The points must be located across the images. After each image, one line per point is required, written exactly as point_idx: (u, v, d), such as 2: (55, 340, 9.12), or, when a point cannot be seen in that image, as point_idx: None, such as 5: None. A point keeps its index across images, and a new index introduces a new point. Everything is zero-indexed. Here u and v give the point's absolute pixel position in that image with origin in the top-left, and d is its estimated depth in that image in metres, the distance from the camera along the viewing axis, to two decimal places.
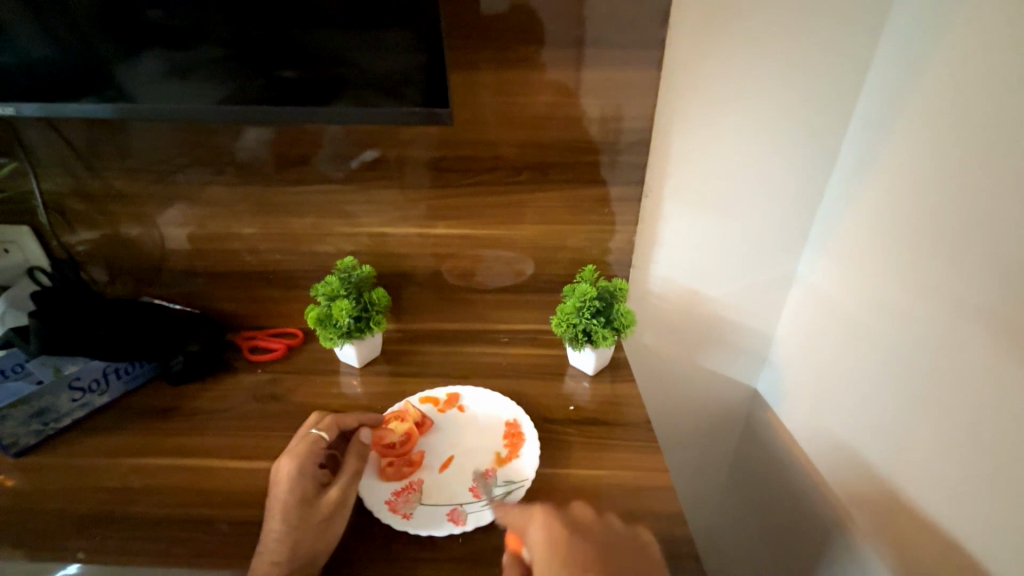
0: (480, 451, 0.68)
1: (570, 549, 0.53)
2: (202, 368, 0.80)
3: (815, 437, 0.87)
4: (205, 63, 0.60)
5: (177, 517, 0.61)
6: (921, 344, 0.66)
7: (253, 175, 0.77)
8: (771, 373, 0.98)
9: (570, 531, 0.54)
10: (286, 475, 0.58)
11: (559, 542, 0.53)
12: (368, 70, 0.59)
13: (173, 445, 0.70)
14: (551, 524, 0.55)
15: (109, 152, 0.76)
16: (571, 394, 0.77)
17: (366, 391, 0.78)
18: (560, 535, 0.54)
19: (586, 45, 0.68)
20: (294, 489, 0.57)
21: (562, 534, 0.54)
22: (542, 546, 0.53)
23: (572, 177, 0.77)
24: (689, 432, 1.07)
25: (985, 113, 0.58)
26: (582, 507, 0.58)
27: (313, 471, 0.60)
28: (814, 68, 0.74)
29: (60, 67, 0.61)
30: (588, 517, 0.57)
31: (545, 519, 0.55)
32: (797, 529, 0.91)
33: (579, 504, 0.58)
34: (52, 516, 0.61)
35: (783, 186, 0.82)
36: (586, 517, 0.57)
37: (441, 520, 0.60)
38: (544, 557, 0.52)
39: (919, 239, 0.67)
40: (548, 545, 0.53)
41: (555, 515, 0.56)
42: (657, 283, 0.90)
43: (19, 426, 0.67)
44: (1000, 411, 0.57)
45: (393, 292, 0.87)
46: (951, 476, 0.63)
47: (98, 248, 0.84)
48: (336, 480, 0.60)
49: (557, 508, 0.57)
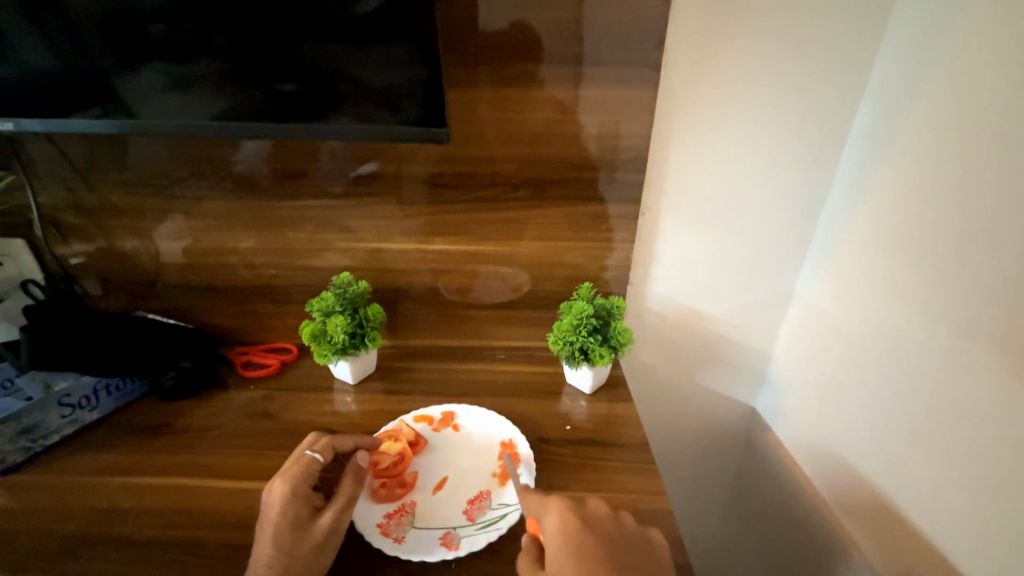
0: (474, 472, 0.67)
1: (582, 540, 0.53)
2: (194, 384, 0.79)
3: (815, 455, 0.85)
4: (204, 77, 0.60)
5: (165, 538, 0.60)
6: (921, 360, 0.65)
7: (250, 189, 0.77)
8: (770, 390, 0.97)
9: (584, 523, 0.55)
10: (279, 499, 0.57)
11: (572, 533, 0.53)
12: (368, 85, 0.59)
13: (163, 463, 0.69)
14: (565, 516, 0.55)
15: (106, 165, 0.76)
16: (568, 413, 0.76)
17: (360, 408, 0.77)
18: (572, 527, 0.54)
19: (583, 64, 0.68)
20: (286, 513, 0.56)
21: (574, 527, 0.54)
22: (555, 534, 0.54)
23: (571, 194, 0.76)
24: (687, 450, 1.06)
25: (984, 127, 0.58)
26: (598, 503, 0.58)
27: (306, 494, 0.58)
28: (812, 86, 0.74)
29: (59, 81, 0.60)
30: (603, 513, 0.57)
31: (560, 509, 0.56)
32: (796, 545, 0.89)
33: (595, 499, 0.58)
34: (38, 537, 0.60)
35: (781, 203, 0.82)
36: (601, 512, 0.57)
37: (433, 544, 0.58)
38: (555, 545, 0.53)
39: (917, 255, 0.66)
40: (560, 537, 0.53)
41: (571, 509, 0.56)
42: (655, 300, 0.89)
43: (6, 443, 0.66)
44: (1002, 427, 0.56)
45: (389, 308, 0.86)
46: (952, 496, 0.62)
47: (92, 260, 0.84)
48: (330, 504, 0.58)
49: (574, 502, 0.57)
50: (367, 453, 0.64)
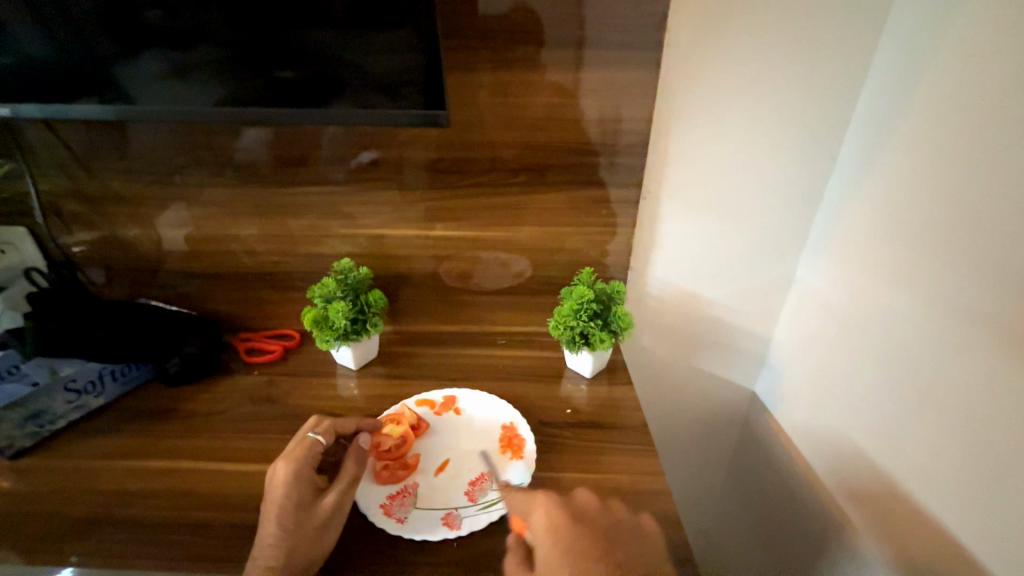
0: (476, 455, 0.68)
1: (572, 538, 0.54)
2: (198, 369, 0.79)
3: (813, 438, 0.86)
4: (204, 64, 0.60)
5: (173, 519, 0.61)
6: (922, 344, 0.65)
7: (251, 176, 0.77)
8: (769, 376, 0.98)
9: (573, 519, 0.55)
10: (282, 480, 0.58)
11: (561, 530, 0.54)
12: (367, 70, 0.59)
13: (169, 447, 0.69)
14: (554, 512, 0.56)
15: (108, 153, 0.76)
16: (569, 396, 0.77)
17: (363, 393, 0.78)
18: (562, 523, 0.55)
19: (584, 48, 0.67)
20: (290, 494, 0.57)
21: (563, 523, 0.55)
22: (544, 532, 0.55)
23: (571, 179, 0.76)
24: (687, 435, 1.07)
25: (987, 112, 0.58)
26: (584, 494, 0.58)
27: (310, 476, 0.59)
28: (814, 68, 0.73)
29: (59, 68, 0.60)
30: (591, 504, 0.58)
31: (546, 507, 0.57)
32: (793, 525, 0.91)
33: (580, 491, 0.59)
34: (47, 519, 0.61)
35: (781, 187, 0.82)
36: (588, 505, 0.58)
37: (436, 524, 0.59)
38: (545, 541, 0.54)
39: (918, 240, 0.66)
40: (549, 534, 0.54)
41: (557, 504, 0.57)
42: (654, 285, 0.90)
43: (14, 427, 0.67)
44: (999, 409, 0.56)
45: (390, 294, 0.87)
46: (946, 478, 0.63)
47: (95, 249, 0.84)
48: (334, 485, 0.59)
49: (560, 495, 0.58)
50: (368, 435, 0.65)
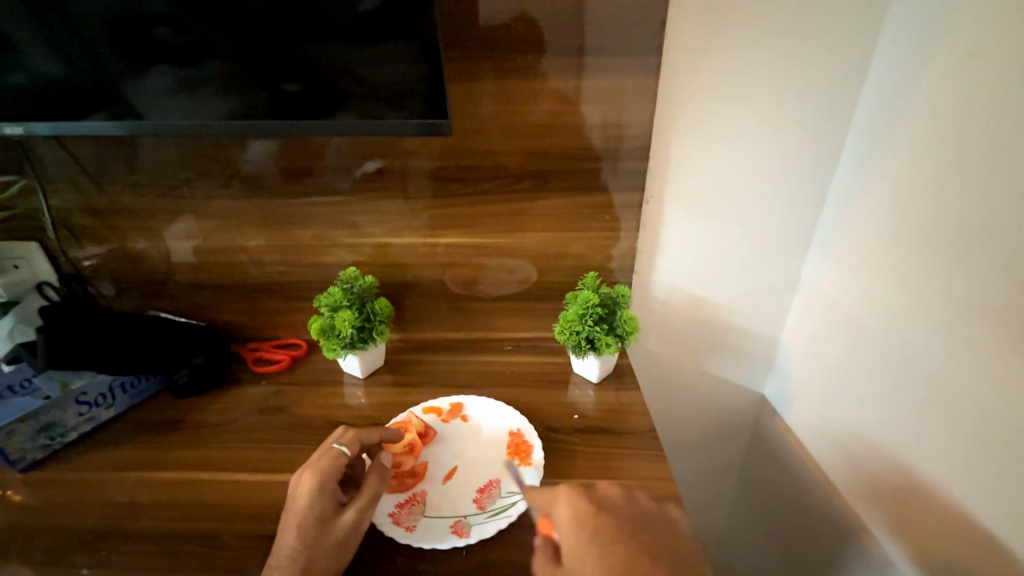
0: (483, 462, 0.68)
1: (599, 529, 0.53)
2: (207, 380, 0.80)
3: (823, 440, 0.85)
4: (210, 79, 0.61)
5: (183, 530, 0.61)
6: (928, 345, 0.65)
7: (258, 187, 0.78)
8: (777, 378, 0.97)
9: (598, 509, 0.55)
10: (307, 492, 0.58)
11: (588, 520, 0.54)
12: (371, 82, 0.60)
13: (178, 458, 0.70)
14: (577, 503, 0.56)
15: (116, 168, 0.77)
16: (576, 402, 0.76)
17: (370, 401, 0.78)
18: (587, 512, 0.55)
19: (585, 54, 0.68)
20: (314, 507, 0.57)
21: (589, 513, 0.54)
22: (570, 523, 0.54)
23: (574, 185, 0.77)
24: (696, 439, 1.06)
25: (987, 110, 0.57)
26: (607, 485, 0.58)
27: (333, 489, 0.59)
28: (815, 70, 0.73)
29: (68, 86, 0.61)
30: (615, 495, 0.57)
31: (572, 498, 0.56)
32: (803, 528, 0.90)
33: (604, 483, 0.59)
34: (60, 531, 0.62)
35: (787, 190, 0.82)
36: (611, 495, 0.57)
37: (444, 532, 0.59)
38: (573, 532, 0.53)
39: (923, 239, 0.66)
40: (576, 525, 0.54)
41: (580, 495, 0.56)
42: (660, 289, 0.90)
43: (27, 440, 0.67)
44: (1007, 409, 0.56)
45: (396, 302, 0.87)
46: (956, 478, 0.62)
47: (105, 262, 0.85)
48: (353, 501, 0.59)
49: (582, 488, 0.58)
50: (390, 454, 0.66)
